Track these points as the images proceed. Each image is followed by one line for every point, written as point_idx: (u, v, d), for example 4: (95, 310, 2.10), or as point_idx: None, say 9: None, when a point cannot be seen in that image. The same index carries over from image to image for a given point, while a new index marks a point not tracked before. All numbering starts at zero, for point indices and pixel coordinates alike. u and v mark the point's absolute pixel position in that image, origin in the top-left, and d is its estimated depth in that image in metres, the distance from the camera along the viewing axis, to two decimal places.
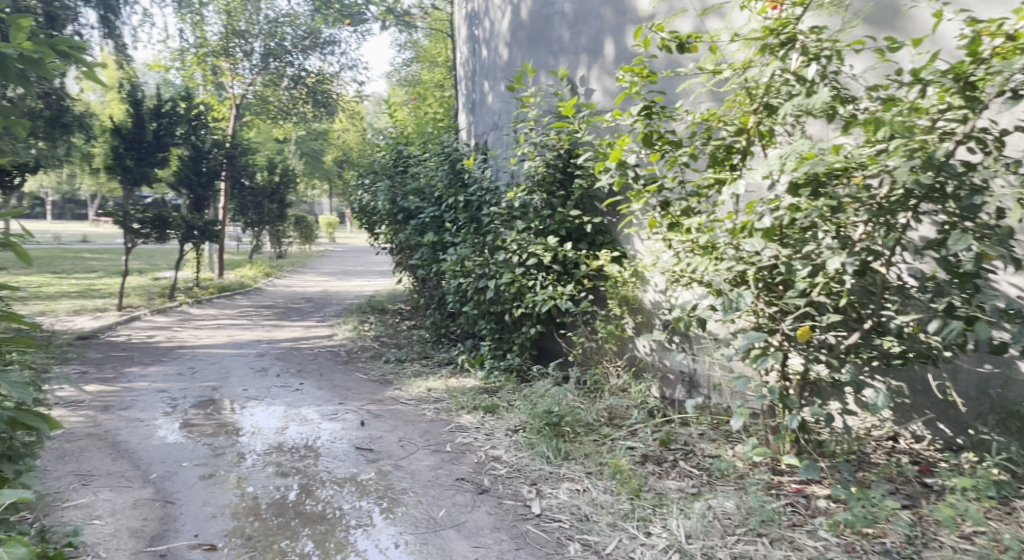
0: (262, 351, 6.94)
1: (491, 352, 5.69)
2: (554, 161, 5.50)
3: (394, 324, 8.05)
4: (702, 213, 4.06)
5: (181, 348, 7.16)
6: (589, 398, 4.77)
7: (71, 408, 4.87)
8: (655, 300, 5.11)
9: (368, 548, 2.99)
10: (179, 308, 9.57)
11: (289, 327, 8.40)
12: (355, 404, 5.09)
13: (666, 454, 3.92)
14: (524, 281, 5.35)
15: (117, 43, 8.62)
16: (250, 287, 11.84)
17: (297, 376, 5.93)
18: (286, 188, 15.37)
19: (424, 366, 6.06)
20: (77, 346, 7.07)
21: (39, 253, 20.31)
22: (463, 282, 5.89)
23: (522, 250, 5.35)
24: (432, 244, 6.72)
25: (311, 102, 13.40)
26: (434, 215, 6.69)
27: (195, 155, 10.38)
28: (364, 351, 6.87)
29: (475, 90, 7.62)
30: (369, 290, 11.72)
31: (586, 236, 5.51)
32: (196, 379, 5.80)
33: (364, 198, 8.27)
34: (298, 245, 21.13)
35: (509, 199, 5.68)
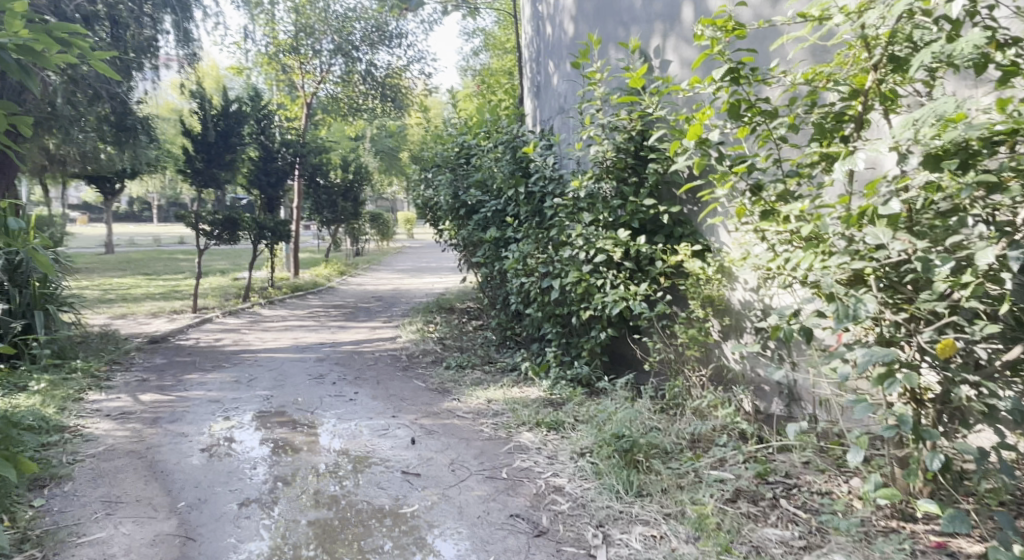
0: (322, 355, 6.67)
1: (558, 360, 5.15)
2: (625, 144, 4.90)
3: (461, 325, 7.62)
4: (802, 198, 3.38)
5: (244, 352, 6.99)
6: (668, 417, 4.17)
7: (120, 420, 4.69)
8: (745, 300, 4.43)
9: (443, 551, 2.91)
10: (251, 309, 9.52)
11: (354, 328, 8.14)
12: (409, 417, 4.68)
13: (762, 490, 3.26)
14: (593, 280, 4.84)
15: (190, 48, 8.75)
16: (323, 286, 11.75)
17: (352, 384, 5.59)
18: (360, 186, 15.33)
19: (486, 373, 5.59)
20: (146, 351, 7.04)
21: (139, 256, 21.38)
22: (526, 282, 5.40)
23: (591, 246, 4.83)
24: (494, 239, 6.26)
25: (381, 97, 13.21)
26: (495, 209, 6.22)
27: (264, 155, 10.40)
28: (426, 355, 6.46)
29: (540, 72, 7.04)
30: (440, 287, 11.40)
31: (664, 227, 4.90)
32: (251, 387, 5.56)
33: (427, 193, 7.88)
34: (377, 243, 21.21)
35: (575, 189, 5.12)
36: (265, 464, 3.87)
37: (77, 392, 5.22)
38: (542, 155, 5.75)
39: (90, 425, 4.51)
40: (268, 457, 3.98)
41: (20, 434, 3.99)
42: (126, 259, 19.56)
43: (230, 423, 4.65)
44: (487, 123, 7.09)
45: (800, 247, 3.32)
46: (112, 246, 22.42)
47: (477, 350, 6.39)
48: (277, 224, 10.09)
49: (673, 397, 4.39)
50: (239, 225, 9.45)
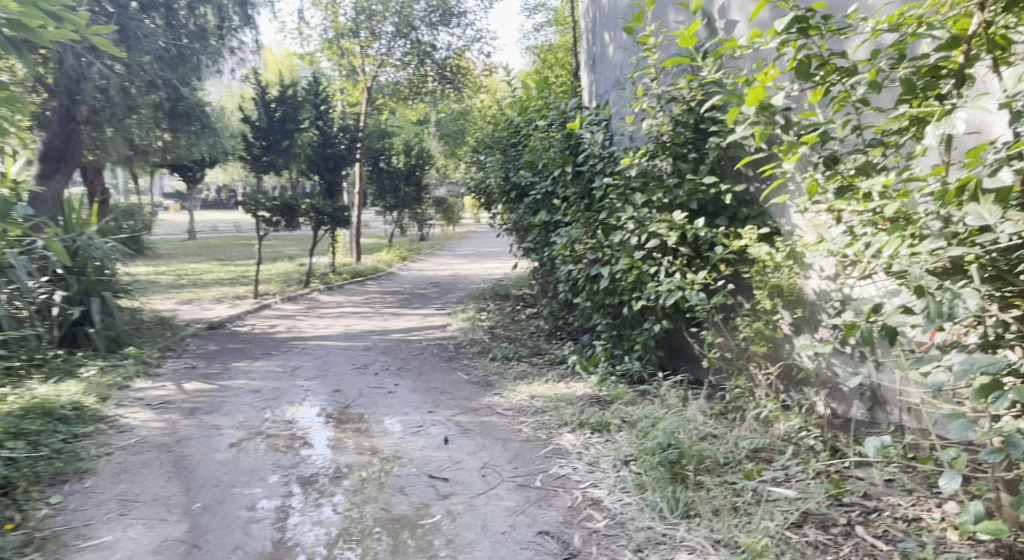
0: (370, 343, 6.52)
1: (607, 355, 4.81)
2: (682, 116, 4.43)
3: (513, 314, 7.32)
4: (886, 170, 2.87)
5: (294, 339, 6.92)
6: (727, 423, 3.75)
7: (159, 410, 4.64)
8: (822, 290, 3.91)
9: None
10: (309, 295, 9.52)
11: (406, 315, 7.98)
12: (446, 414, 4.42)
13: (834, 514, 2.78)
14: (645, 267, 4.48)
15: (254, 31, 8.84)
16: (383, 272, 11.68)
17: (395, 375, 5.39)
18: (423, 170, 15.21)
19: (532, 367, 5.28)
20: (202, 337, 7.09)
21: (216, 241, 22.10)
22: (574, 269, 5.06)
23: (643, 229, 4.45)
24: (543, 223, 5.95)
25: (442, 79, 13.00)
26: (545, 190, 5.88)
27: (323, 139, 10.28)
28: (473, 346, 6.20)
29: (596, 44, 6.54)
30: (499, 273, 11.14)
31: (727, 208, 4.42)
32: (293, 377, 5.44)
33: (479, 175, 7.59)
34: (442, 227, 21.17)
35: (627, 168, 4.71)
36: (313, 449, 3.88)
37: (124, 380, 5.23)
38: (592, 131, 5.32)
39: (128, 415, 4.47)
40: (317, 442, 4.00)
41: (55, 425, 3.96)
42: (206, 245, 20.26)
43: (297, 408, 4.67)
44: (540, 100, 6.71)
45: (883, 229, 2.82)
46: (193, 231, 23.36)
47: (526, 341, 6.08)
48: (336, 209, 10.03)
49: (733, 398, 3.93)
50: (297, 211, 9.45)
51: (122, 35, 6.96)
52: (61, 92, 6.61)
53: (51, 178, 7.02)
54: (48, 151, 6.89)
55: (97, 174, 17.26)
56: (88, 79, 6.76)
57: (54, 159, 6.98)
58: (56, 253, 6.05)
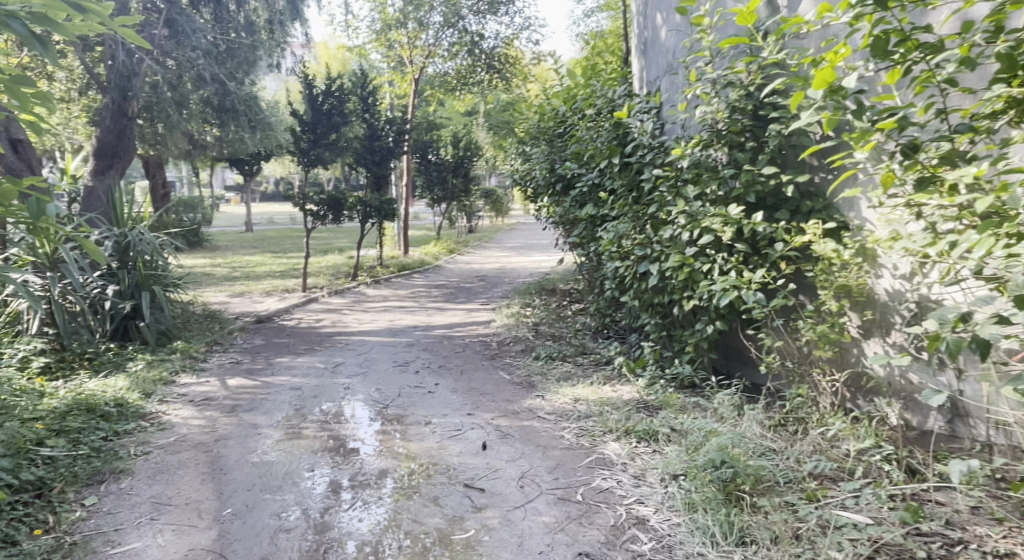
0: (413, 339, 6.42)
1: (657, 357, 4.58)
2: (740, 102, 4.15)
3: (559, 311, 7.10)
4: (976, 159, 2.55)
5: (339, 334, 6.89)
6: (787, 436, 3.47)
7: (201, 406, 4.63)
8: (895, 290, 3.55)
9: None
10: (356, 288, 9.52)
11: (451, 310, 7.85)
12: (485, 417, 4.27)
13: (912, 545, 2.49)
14: (697, 264, 4.24)
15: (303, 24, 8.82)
16: (430, 265, 11.63)
17: (436, 375, 5.25)
18: (471, 162, 15.05)
19: (577, 368, 5.07)
20: (249, 331, 7.13)
21: (271, 233, 22.55)
22: (621, 266, 4.84)
23: (695, 224, 4.21)
24: (590, 217, 5.73)
25: (490, 69, 12.79)
26: (592, 182, 5.65)
27: (370, 133, 10.21)
28: (517, 344, 6.02)
29: (648, 27, 6.18)
30: (546, 267, 10.90)
31: (789, 201, 4.12)
32: (334, 374, 5.38)
33: (525, 166, 7.38)
34: (491, 219, 21.04)
35: (678, 158, 4.46)
36: (351, 451, 3.80)
37: (169, 375, 5.25)
38: (641, 119, 5.07)
39: (170, 412, 4.46)
40: (366, 436, 4.03)
41: (98, 422, 3.95)
42: (262, 237, 20.68)
43: (336, 407, 4.59)
44: (589, 88, 6.46)
45: (973, 226, 2.51)
46: (249, 222, 23.89)
47: (571, 341, 5.86)
48: (383, 203, 9.96)
49: (793, 408, 3.65)
50: (344, 205, 9.42)
51: (170, 28, 6.98)
52: (112, 87, 6.69)
53: (105, 173, 6.99)
54: (101, 147, 6.91)
55: (159, 168, 17.76)
56: (139, 75, 6.83)
57: (107, 154, 7.00)
58: (108, 248, 6.12)
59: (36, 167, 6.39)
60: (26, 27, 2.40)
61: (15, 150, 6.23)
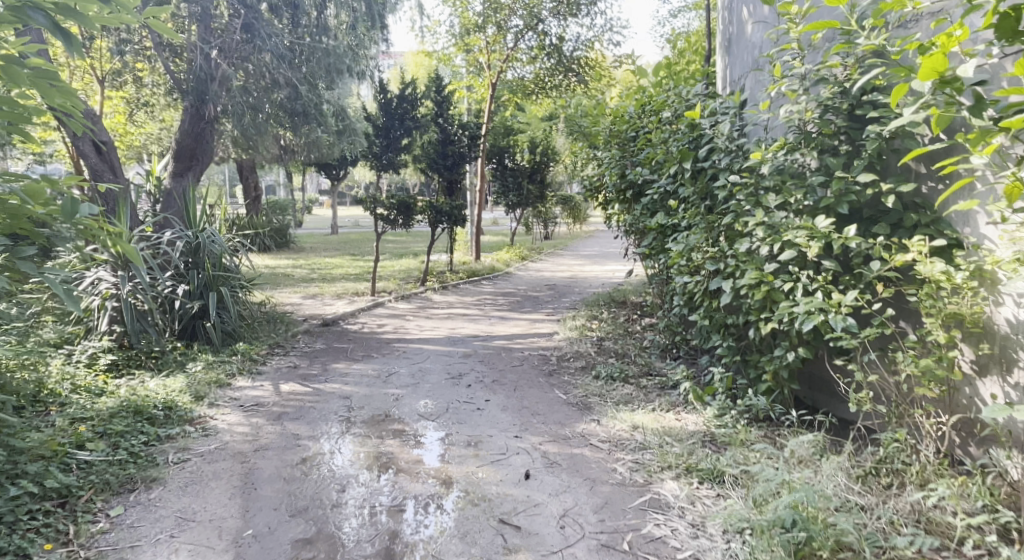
0: (471, 350, 6.20)
1: (729, 384, 4.16)
2: (832, 101, 3.75)
3: (627, 327, 6.70)
4: None
5: (398, 341, 6.76)
6: (879, 490, 2.98)
7: (249, 411, 4.56)
8: (1019, 321, 2.99)
9: None
10: (423, 294, 9.42)
11: (514, 321, 7.60)
12: (533, 440, 3.99)
13: None
14: (776, 283, 3.82)
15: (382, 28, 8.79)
16: (500, 272, 11.43)
17: (489, 390, 5.00)
18: (548, 167, 14.77)
19: (639, 393, 4.69)
20: (312, 334, 7.13)
21: (354, 235, 23.06)
22: (691, 282, 4.47)
23: (775, 237, 3.80)
24: (660, 227, 5.36)
25: (569, 73, 12.47)
26: (663, 189, 5.30)
27: (443, 138, 10.11)
28: (577, 361, 5.68)
29: (732, 22, 5.62)
30: (618, 277, 10.48)
31: (889, 213, 3.60)
32: (386, 384, 5.22)
33: (596, 172, 7.02)
34: (568, 225, 20.69)
35: (759, 163, 4.05)
36: (389, 471, 3.59)
37: (226, 377, 5.23)
38: (718, 121, 4.67)
39: (218, 416, 4.40)
40: (426, 444, 3.98)
41: (143, 426, 3.92)
42: (344, 240, 21.17)
43: (382, 420, 4.41)
44: (666, 89, 6.05)
45: None
46: (335, 224, 24.55)
47: (635, 361, 5.47)
48: (453, 208, 9.84)
49: (887, 455, 3.14)
50: (415, 210, 9.35)
51: (248, 32, 7.12)
52: (191, 91, 6.86)
53: (184, 175, 7.23)
54: (179, 151, 7.12)
55: (251, 171, 18.45)
56: (218, 81, 6.97)
57: (187, 156, 7.21)
58: (179, 248, 6.20)
59: (118, 171, 6.60)
60: (48, 18, 2.39)
61: (99, 154, 6.47)
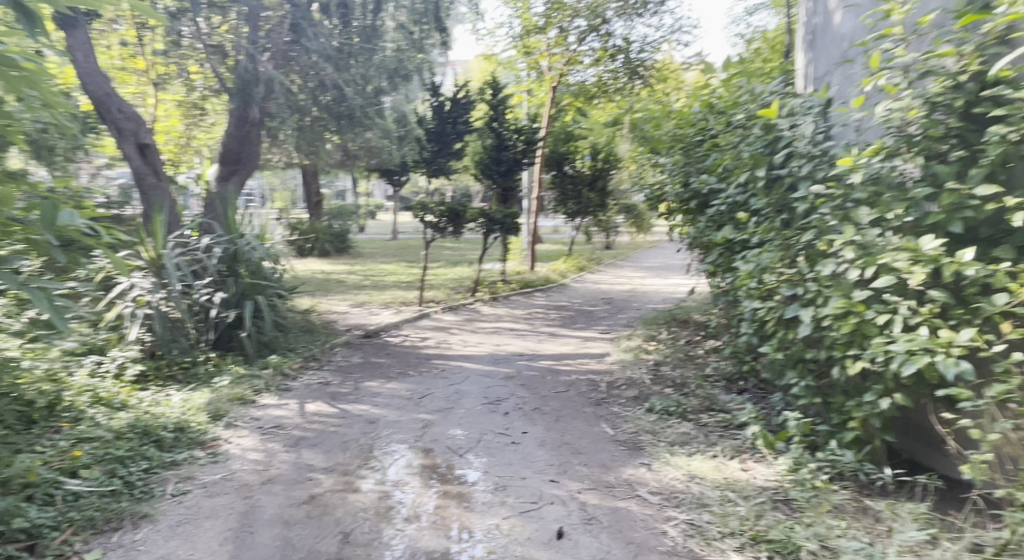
0: (514, 372, 5.73)
1: (806, 431, 3.56)
2: (943, 97, 3.13)
3: (687, 351, 6.08)
4: None
5: (439, 357, 6.36)
6: None
7: (268, 434, 4.23)
8: None
9: None
10: (473, 305, 9.01)
11: (564, 339, 7.08)
12: (572, 487, 3.49)
13: None
14: (867, 313, 3.22)
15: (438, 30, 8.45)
16: (556, 283, 10.91)
17: (528, 421, 4.52)
18: (610, 174, 14.16)
19: (698, 434, 4.11)
20: (352, 346, 6.81)
21: (413, 241, 22.93)
22: (762, 308, 3.89)
23: (867, 260, 3.19)
24: (727, 241, 4.78)
25: (634, 77, 11.84)
26: (731, 199, 4.71)
27: (498, 143, 9.68)
28: (628, 390, 5.13)
29: (816, 12, 4.96)
30: (681, 293, 9.80)
31: (1015, 233, 2.96)
32: (418, 407, 4.81)
33: (657, 180, 6.43)
34: (630, 234, 19.97)
35: (849, 172, 3.44)
36: (405, 518, 3.16)
37: (251, 393, 4.93)
38: (797, 121, 4.06)
39: (232, 440, 4.07)
40: (450, 483, 3.53)
41: (148, 449, 3.62)
42: (404, 246, 21.00)
43: (408, 450, 4.00)
44: (737, 88, 5.43)
45: None
46: (396, 229, 24.53)
47: (695, 394, 4.88)
48: (507, 216, 9.40)
49: None
50: (465, 217, 8.95)
51: (295, 33, 6.90)
52: (236, 93, 6.68)
53: (229, 180, 7.01)
54: (225, 154, 6.90)
55: (314, 176, 18.51)
56: (266, 83, 6.77)
57: (232, 160, 6.99)
58: (216, 255, 5.98)
59: (161, 173, 6.38)
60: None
61: (143, 157, 6.27)
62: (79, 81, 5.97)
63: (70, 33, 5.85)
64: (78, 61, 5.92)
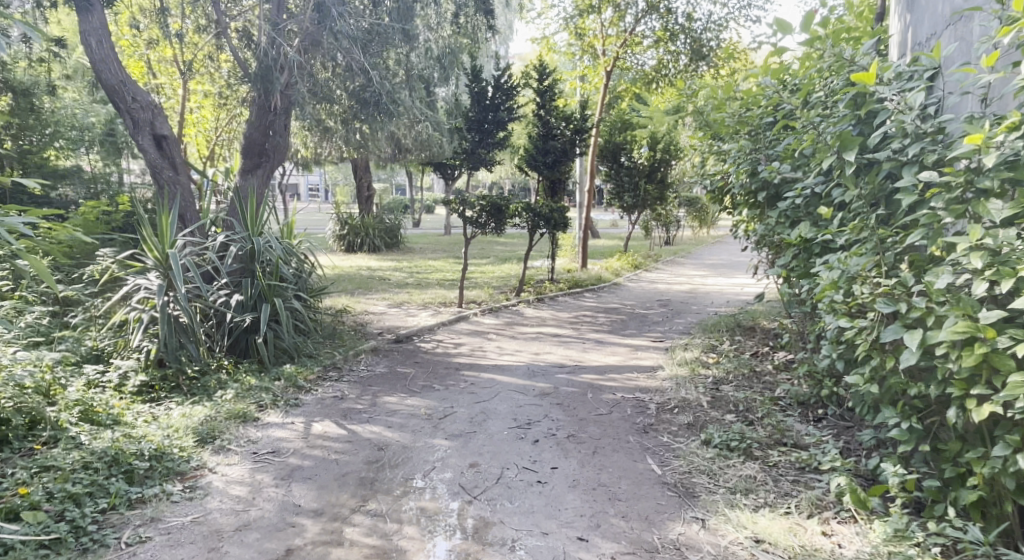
0: (552, 389, 5.06)
1: (909, 488, 2.80)
2: None
3: (752, 367, 5.26)
4: None
5: (471, 367, 5.76)
6: None
7: (261, 462, 3.70)
8: None
9: None
10: (515, 307, 8.38)
11: (611, 348, 6.36)
12: (606, 549, 2.82)
13: None
14: (1001, 340, 2.43)
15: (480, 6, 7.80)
16: (608, 282, 10.16)
17: (559, 452, 3.86)
18: (669, 165, 13.25)
19: (766, 481, 3.36)
20: (379, 352, 6.28)
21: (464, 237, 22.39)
22: (850, 328, 3.11)
23: (1002, 271, 2.39)
24: (804, 240, 3.97)
25: (698, 58, 10.93)
26: (810, 190, 3.92)
27: (545, 131, 9.01)
28: (681, 415, 4.38)
29: None
30: (747, 295, 8.89)
31: None
32: (437, 431, 4.21)
33: (718, 168, 5.63)
34: (692, 229, 18.95)
35: (974, 153, 2.63)
36: None
37: (254, 410, 4.43)
38: (899, 90, 3.21)
39: (219, 469, 3.56)
40: (457, 538, 2.92)
41: (112, 482, 3.14)
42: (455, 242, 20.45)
43: (416, 488, 3.41)
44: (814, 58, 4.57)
45: None
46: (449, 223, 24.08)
47: (763, 424, 4.09)
48: (554, 210, 8.70)
49: None
50: (507, 212, 8.30)
51: (319, 13, 6.39)
52: (256, 80, 6.21)
53: (253, 173, 6.57)
54: (248, 146, 6.47)
55: (365, 171, 18.17)
56: (289, 70, 6.30)
57: (255, 152, 6.49)
58: (231, 254, 5.54)
59: (180, 166, 6.02)
60: None
61: (160, 148, 5.90)
62: (93, 68, 5.64)
63: (83, 17, 5.55)
64: (91, 47, 5.59)
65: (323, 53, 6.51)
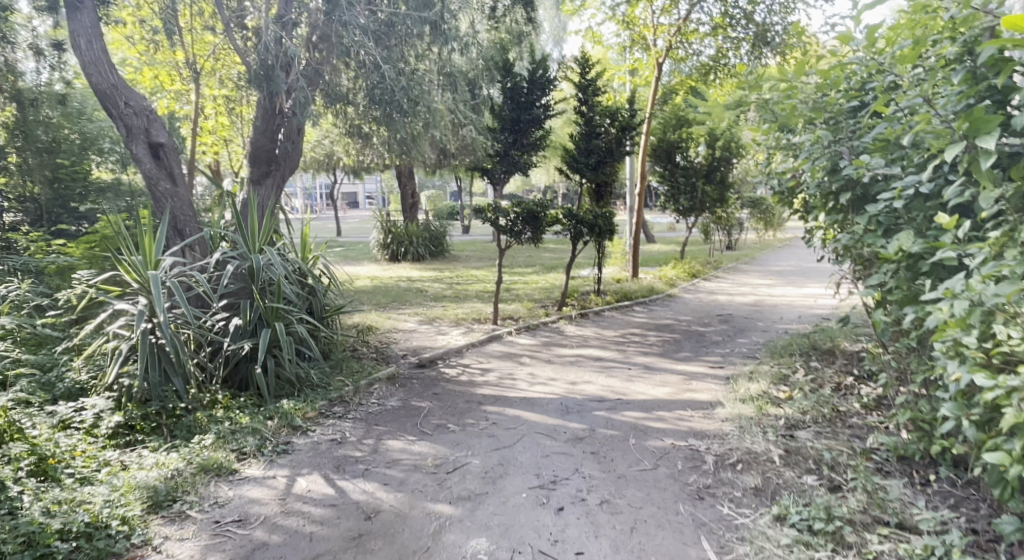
0: (587, 433, 4.24)
1: None
2: None
3: (834, 406, 4.29)
4: None
5: (496, 400, 4.99)
6: None
7: (220, 535, 3.05)
8: None
9: None
10: (556, 323, 7.58)
11: (660, 377, 5.46)
12: None
13: None
14: None
15: None
16: (661, 293, 9.23)
17: (588, 527, 3.06)
18: (729, 165, 12.18)
19: None
20: (397, 380, 5.58)
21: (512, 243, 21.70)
22: (990, 388, 2.19)
23: None
24: (907, 255, 3.03)
25: (762, 45, 9.88)
26: (914, 189, 2.98)
27: (588, 130, 8.19)
28: (746, 475, 3.49)
29: None
30: (821, 309, 7.82)
31: None
32: (441, 492, 3.46)
33: (786, 165, 4.70)
34: (756, 233, 17.71)
35: None
36: None
37: (234, 460, 3.79)
38: None
39: (165, 547, 2.93)
40: None
41: None
42: None
43: None
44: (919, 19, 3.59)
45: None
46: None
47: (854, 493, 3.16)
48: (598, 216, 7.85)
49: None
50: (546, 220, 7.49)
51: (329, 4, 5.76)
52: (258, 81, 5.62)
53: (262, 183, 6.04)
54: (255, 154, 5.93)
55: (410, 178, 17.66)
56: (296, 67, 5.69)
57: (263, 160, 5.97)
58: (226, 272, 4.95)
59: (178, 177, 5.51)
60: None
61: (156, 158, 5.39)
62: (83, 72, 5.16)
63: (72, 16, 5.08)
64: (81, 49, 5.12)
65: (334, 48, 5.91)
